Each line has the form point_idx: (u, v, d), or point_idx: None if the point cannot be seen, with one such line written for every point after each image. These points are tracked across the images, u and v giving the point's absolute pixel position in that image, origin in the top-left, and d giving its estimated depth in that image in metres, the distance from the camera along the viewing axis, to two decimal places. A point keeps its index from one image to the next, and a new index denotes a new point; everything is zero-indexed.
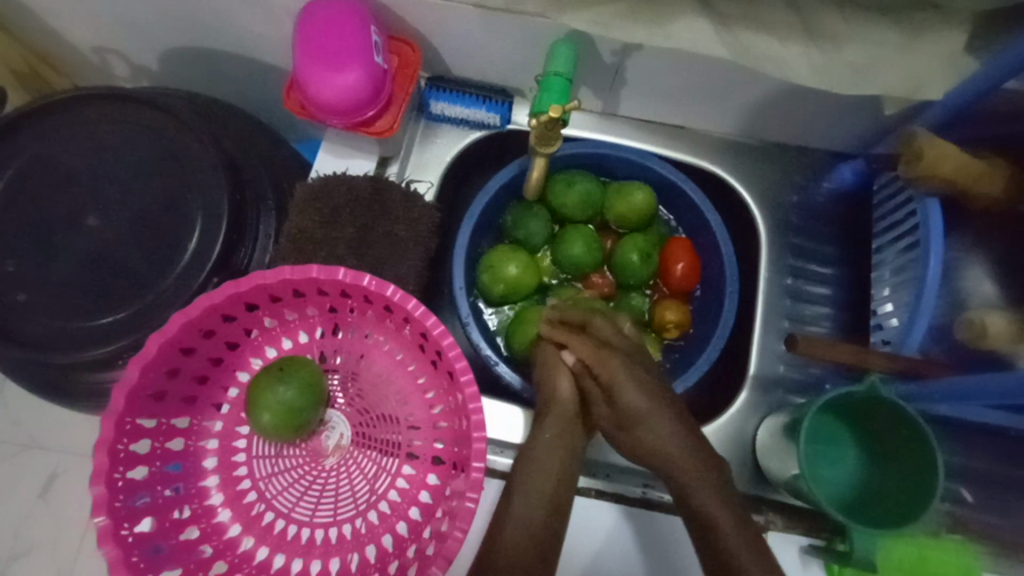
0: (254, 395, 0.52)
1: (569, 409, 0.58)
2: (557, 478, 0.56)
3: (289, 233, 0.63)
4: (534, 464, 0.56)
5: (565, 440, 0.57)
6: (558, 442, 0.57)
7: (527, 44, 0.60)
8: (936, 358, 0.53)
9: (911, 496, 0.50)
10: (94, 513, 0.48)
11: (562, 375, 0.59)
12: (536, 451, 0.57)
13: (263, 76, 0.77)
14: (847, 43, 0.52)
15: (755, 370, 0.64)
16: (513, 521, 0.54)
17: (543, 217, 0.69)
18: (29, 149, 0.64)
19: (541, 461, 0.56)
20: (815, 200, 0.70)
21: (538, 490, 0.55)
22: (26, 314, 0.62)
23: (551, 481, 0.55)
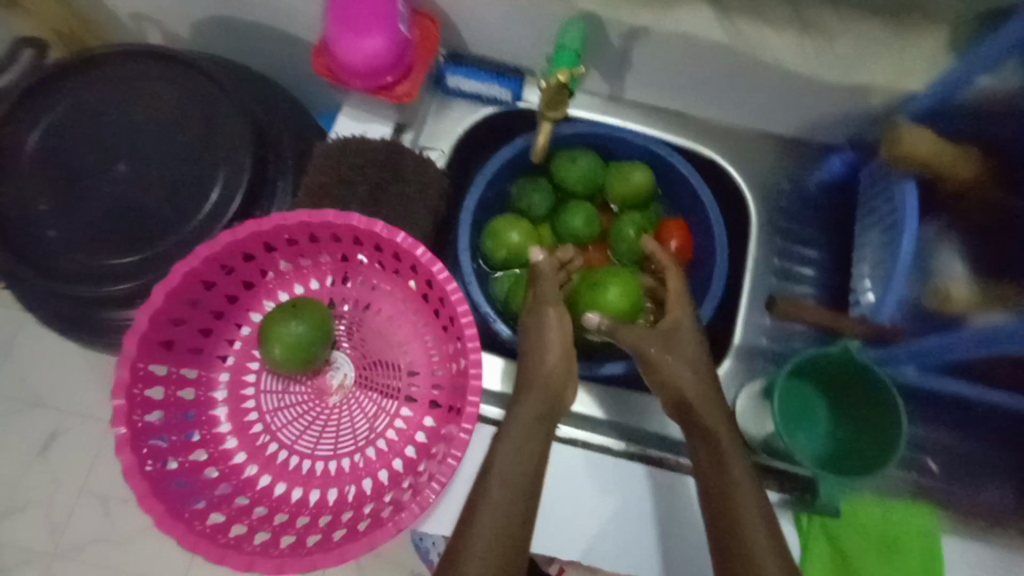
0: (266, 327, 0.56)
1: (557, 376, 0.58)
2: (530, 467, 0.53)
3: (309, 188, 0.68)
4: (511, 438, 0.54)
5: (537, 426, 0.56)
6: (530, 428, 0.55)
7: (542, 24, 0.65)
8: (903, 328, 0.57)
9: (879, 454, 0.54)
10: (114, 422, 0.52)
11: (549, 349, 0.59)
12: (513, 434, 0.55)
13: (289, 48, 0.81)
14: (837, 37, 0.56)
15: (739, 342, 0.68)
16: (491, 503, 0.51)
17: (546, 190, 0.73)
18: (68, 96, 0.68)
19: (517, 442, 0.54)
20: (807, 190, 0.74)
21: (515, 472, 0.53)
22: (56, 249, 0.65)
23: (526, 470, 0.53)
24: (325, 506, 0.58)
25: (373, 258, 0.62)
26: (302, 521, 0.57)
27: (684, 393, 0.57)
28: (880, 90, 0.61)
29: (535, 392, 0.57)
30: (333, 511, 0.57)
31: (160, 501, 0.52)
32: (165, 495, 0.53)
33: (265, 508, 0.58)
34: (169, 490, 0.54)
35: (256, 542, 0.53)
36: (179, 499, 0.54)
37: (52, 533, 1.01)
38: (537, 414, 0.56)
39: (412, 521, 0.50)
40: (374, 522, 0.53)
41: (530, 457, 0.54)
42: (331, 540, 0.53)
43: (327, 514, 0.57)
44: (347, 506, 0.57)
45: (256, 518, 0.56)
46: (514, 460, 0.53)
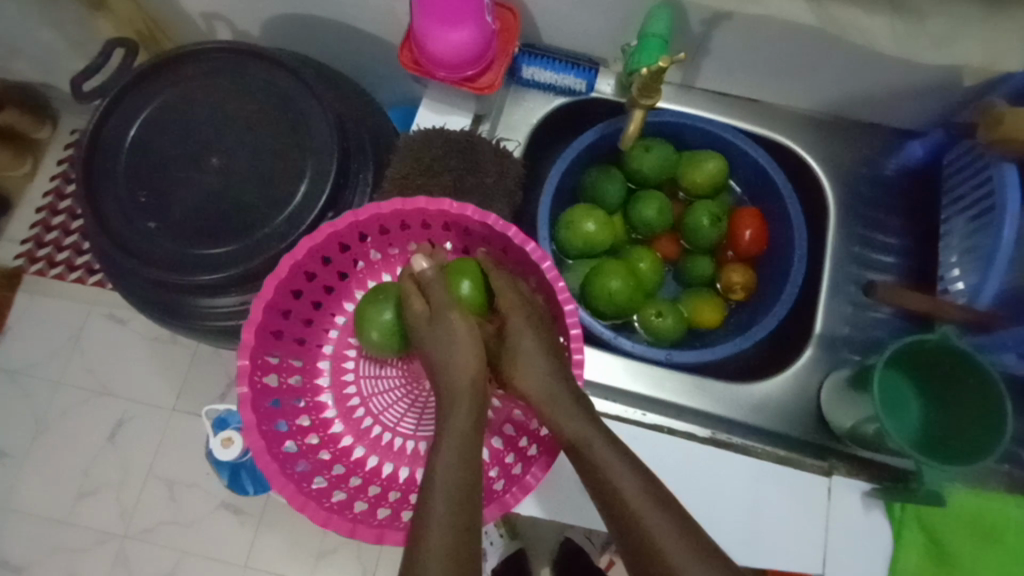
0: (364, 314, 0.60)
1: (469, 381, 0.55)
2: (469, 491, 0.48)
3: (392, 178, 0.69)
4: (448, 450, 0.50)
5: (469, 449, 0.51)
6: (460, 451, 0.50)
7: (621, 13, 0.65)
8: (1002, 315, 0.56)
9: (978, 440, 0.54)
10: (239, 380, 0.54)
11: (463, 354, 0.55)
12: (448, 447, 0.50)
13: (360, 43, 0.82)
14: (932, 17, 0.55)
15: (820, 329, 0.67)
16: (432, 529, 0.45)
17: (619, 180, 0.73)
18: (160, 93, 0.71)
19: (451, 455, 0.49)
20: (884, 175, 0.72)
21: (456, 486, 0.48)
22: (153, 239, 0.68)
23: (460, 501, 0.47)
24: (415, 483, 0.60)
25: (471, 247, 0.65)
26: (394, 496, 0.59)
27: (532, 389, 0.57)
28: (973, 72, 0.60)
29: (459, 399, 0.54)
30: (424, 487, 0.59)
31: (290, 481, 0.53)
32: (293, 475, 0.55)
33: (360, 478, 0.60)
34: (294, 471, 0.56)
35: (357, 510, 0.55)
36: (287, 461, 0.56)
37: (123, 514, 1.06)
38: (468, 425, 0.52)
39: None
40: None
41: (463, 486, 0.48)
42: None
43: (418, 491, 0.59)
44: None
45: (353, 487, 0.58)
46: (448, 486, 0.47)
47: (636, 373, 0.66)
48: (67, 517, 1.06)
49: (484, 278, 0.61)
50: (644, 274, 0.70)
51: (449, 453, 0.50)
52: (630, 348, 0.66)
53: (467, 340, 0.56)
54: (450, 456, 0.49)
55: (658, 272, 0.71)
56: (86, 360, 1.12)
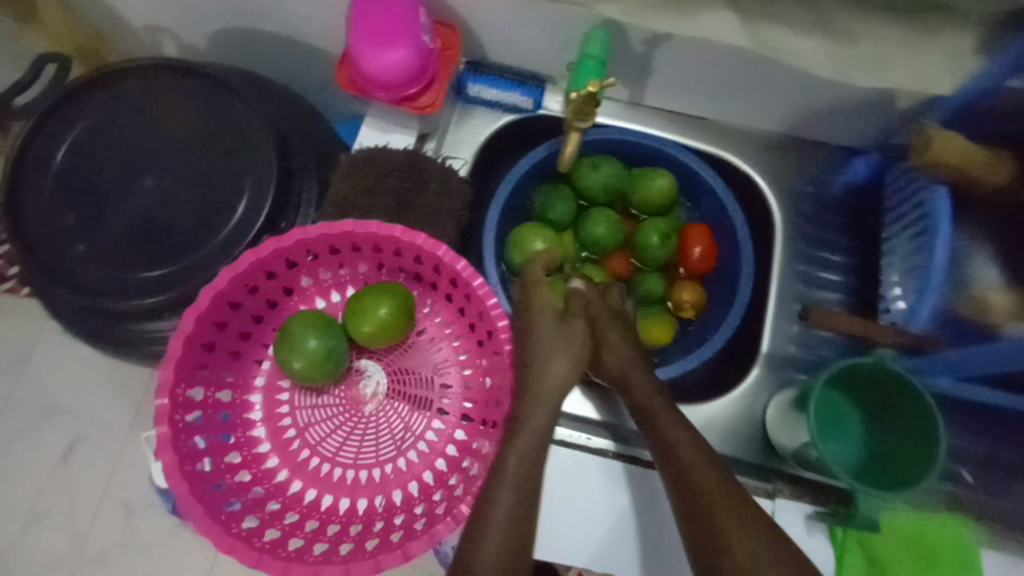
0: (287, 339, 0.56)
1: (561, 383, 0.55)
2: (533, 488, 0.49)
3: (334, 199, 0.68)
4: (527, 440, 0.52)
5: (538, 449, 0.51)
6: (529, 451, 0.51)
7: (562, 32, 0.64)
8: (935, 336, 0.57)
9: (914, 462, 0.54)
10: (156, 422, 0.52)
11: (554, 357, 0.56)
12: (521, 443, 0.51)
13: (305, 57, 0.80)
14: (864, 41, 0.53)
15: (767, 349, 0.68)
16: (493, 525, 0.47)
17: (568, 198, 0.72)
18: (90, 112, 0.69)
19: (525, 446, 0.51)
20: (830, 193, 0.73)
21: (526, 481, 0.49)
22: (83, 264, 0.66)
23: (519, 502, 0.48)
24: (356, 515, 0.59)
25: (411, 271, 0.63)
26: (334, 529, 0.58)
27: (624, 373, 0.58)
28: (908, 94, 0.60)
29: (542, 400, 0.54)
30: (363, 520, 0.58)
31: (217, 524, 0.52)
32: (221, 516, 0.53)
33: (296, 514, 0.58)
34: (223, 512, 0.54)
35: (293, 548, 0.54)
36: (216, 502, 0.54)
37: (76, 540, 0.98)
38: (542, 420, 0.53)
39: (448, 533, 0.51)
40: (410, 533, 0.53)
41: (526, 486, 0.49)
42: (366, 549, 0.53)
43: (358, 523, 0.58)
44: (378, 516, 0.58)
45: (288, 524, 0.57)
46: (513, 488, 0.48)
47: (600, 400, 0.67)
48: (16, 546, 0.99)
49: (403, 302, 0.58)
50: None
51: (525, 446, 0.51)
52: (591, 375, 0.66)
53: (565, 344, 0.57)
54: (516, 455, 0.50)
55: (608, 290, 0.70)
56: (24, 381, 1.04)
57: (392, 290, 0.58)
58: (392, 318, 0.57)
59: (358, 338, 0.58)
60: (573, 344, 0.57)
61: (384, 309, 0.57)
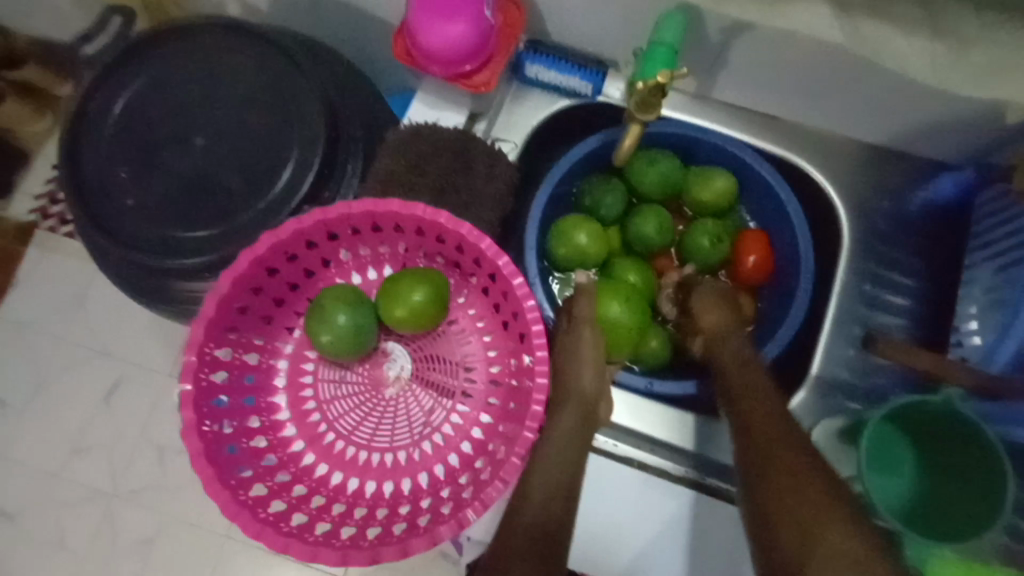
0: (319, 312, 0.56)
1: (587, 392, 0.59)
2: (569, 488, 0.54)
3: (378, 172, 0.66)
4: (559, 436, 0.57)
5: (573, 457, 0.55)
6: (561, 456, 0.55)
7: (633, 14, 0.60)
8: (1016, 381, 0.51)
9: (972, 513, 0.51)
10: (183, 377, 0.53)
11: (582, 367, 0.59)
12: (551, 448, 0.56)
13: (363, 25, 0.78)
14: (975, 43, 0.48)
15: (818, 372, 0.63)
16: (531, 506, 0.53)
17: (619, 191, 0.69)
18: (151, 66, 0.69)
19: (554, 444, 0.56)
20: (907, 210, 0.66)
21: (555, 473, 0.54)
22: (132, 216, 0.67)
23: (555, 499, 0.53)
24: (362, 497, 0.59)
25: (450, 258, 0.61)
26: (338, 509, 0.58)
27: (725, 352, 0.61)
28: (1017, 109, 0.54)
29: (569, 402, 0.58)
30: (369, 504, 0.58)
31: (225, 488, 0.52)
32: (231, 481, 0.54)
33: (304, 487, 0.59)
34: (233, 475, 0.55)
35: (294, 524, 0.54)
36: (229, 465, 0.55)
37: (112, 475, 1.03)
38: (573, 427, 0.57)
39: (448, 536, 0.49)
40: (411, 529, 0.52)
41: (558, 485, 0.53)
42: (365, 538, 0.53)
43: (363, 506, 0.58)
44: (383, 503, 0.58)
45: (295, 497, 0.57)
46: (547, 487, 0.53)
47: (637, 411, 0.63)
48: (59, 472, 1.04)
49: (438, 289, 0.57)
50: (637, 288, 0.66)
51: (557, 446, 0.56)
52: (641, 385, 0.63)
53: (589, 351, 0.59)
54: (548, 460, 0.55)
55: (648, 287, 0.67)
56: (75, 320, 1.08)
57: (428, 276, 0.57)
58: (424, 306, 0.56)
59: (388, 321, 0.57)
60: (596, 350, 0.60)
61: (418, 295, 0.56)
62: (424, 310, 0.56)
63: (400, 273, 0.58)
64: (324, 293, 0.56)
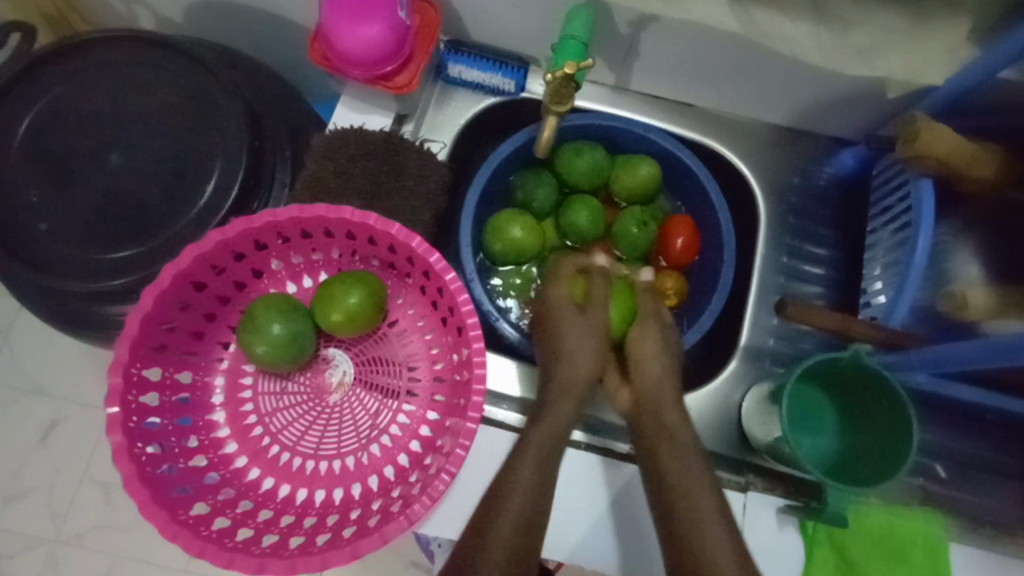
0: (249, 322, 0.55)
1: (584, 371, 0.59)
2: (548, 476, 0.54)
3: (306, 179, 0.65)
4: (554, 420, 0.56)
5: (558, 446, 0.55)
6: (549, 440, 0.55)
7: (547, 11, 0.62)
8: (915, 333, 0.56)
9: (885, 463, 0.54)
10: (108, 401, 0.51)
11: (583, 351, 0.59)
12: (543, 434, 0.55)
13: (283, 32, 0.77)
14: (854, 27, 0.52)
15: (745, 342, 0.66)
16: (518, 491, 0.52)
17: (550, 184, 0.70)
18: (56, 84, 0.66)
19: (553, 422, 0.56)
20: (816, 184, 0.72)
21: (550, 457, 0.54)
22: (47, 242, 0.64)
23: (541, 495, 0.53)
24: (311, 506, 0.58)
25: (385, 260, 0.62)
26: (287, 520, 0.57)
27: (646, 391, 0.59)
28: (898, 85, 0.59)
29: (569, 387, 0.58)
30: (319, 513, 0.57)
31: (162, 509, 0.51)
32: (167, 502, 0.52)
33: (250, 502, 0.57)
34: (170, 497, 0.53)
35: (240, 539, 0.53)
36: (166, 486, 0.53)
37: (54, 518, 0.97)
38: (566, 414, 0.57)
39: (397, 534, 0.50)
40: (361, 531, 0.52)
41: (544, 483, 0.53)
42: (314, 545, 0.52)
43: (313, 516, 0.57)
44: (333, 510, 0.57)
45: (240, 512, 0.56)
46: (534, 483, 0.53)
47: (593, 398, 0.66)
48: None
49: (376, 290, 0.57)
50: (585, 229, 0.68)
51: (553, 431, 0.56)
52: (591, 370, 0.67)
53: (593, 332, 0.60)
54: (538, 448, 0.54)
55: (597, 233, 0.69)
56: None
57: (364, 277, 0.57)
58: (362, 308, 0.56)
59: (325, 326, 0.57)
60: (592, 331, 0.60)
61: (354, 298, 0.56)
62: (362, 313, 0.56)
63: (335, 277, 0.58)
64: (253, 305, 0.55)
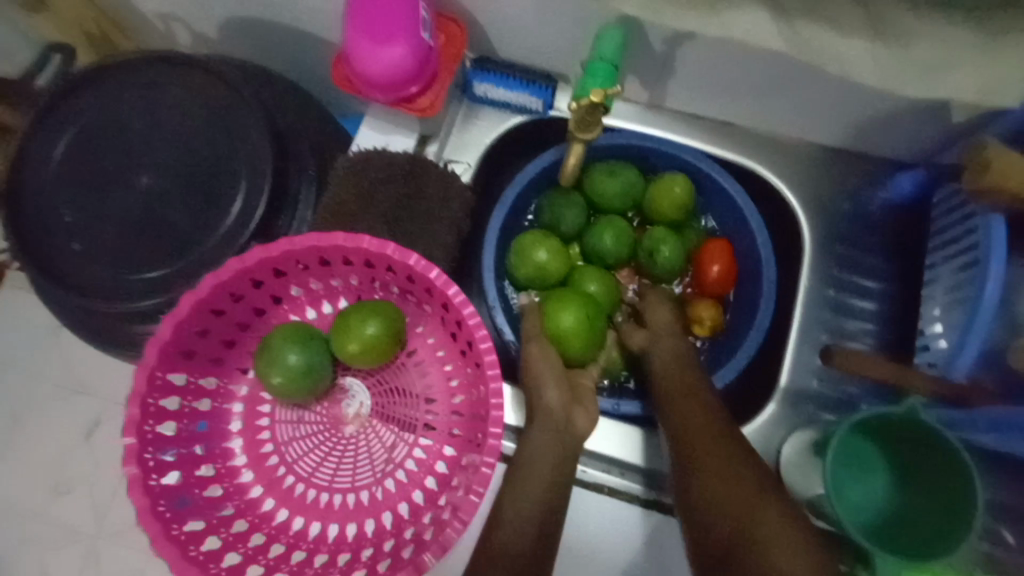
0: (266, 352, 0.54)
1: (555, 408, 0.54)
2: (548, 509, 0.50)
3: (328, 204, 0.64)
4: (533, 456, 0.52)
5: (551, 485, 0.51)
6: (533, 478, 0.51)
7: (577, 28, 0.59)
8: (982, 385, 0.51)
9: (943, 531, 0.49)
10: (125, 432, 0.52)
11: (547, 384, 0.55)
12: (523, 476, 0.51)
13: (311, 50, 0.77)
14: (919, 44, 0.46)
15: (785, 382, 0.62)
16: (507, 526, 0.49)
17: (579, 207, 0.67)
18: (91, 106, 0.67)
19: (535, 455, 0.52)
20: (868, 210, 0.66)
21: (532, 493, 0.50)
22: (81, 262, 0.65)
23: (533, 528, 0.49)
24: (323, 542, 0.57)
25: (404, 287, 0.60)
26: (298, 556, 0.56)
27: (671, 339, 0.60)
28: (966, 106, 0.53)
29: (544, 420, 0.53)
30: (331, 549, 0.56)
31: (173, 545, 0.51)
32: (179, 536, 0.52)
33: (263, 535, 0.57)
34: (183, 530, 0.53)
35: None
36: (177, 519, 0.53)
37: (95, 515, 0.95)
38: (550, 452, 0.52)
39: None
40: None
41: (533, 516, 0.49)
42: None
43: (324, 553, 0.56)
44: (345, 547, 0.56)
45: (251, 547, 0.56)
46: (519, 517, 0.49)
47: (609, 435, 0.61)
48: (40, 517, 0.95)
49: (393, 321, 0.56)
50: (610, 253, 0.65)
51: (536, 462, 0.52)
52: (608, 407, 0.62)
53: (547, 367, 0.55)
54: (526, 483, 0.51)
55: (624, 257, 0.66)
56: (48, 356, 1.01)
57: (382, 307, 0.55)
58: (378, 339, 0.54)
59: (342, 357, 0.55)
60: (552, 365, 0.55)
61: (371, 328, 0.54)
62: (378, 345, 0.55)
63: (352, 306, 0.57)
64: (268, 335, 0.55)
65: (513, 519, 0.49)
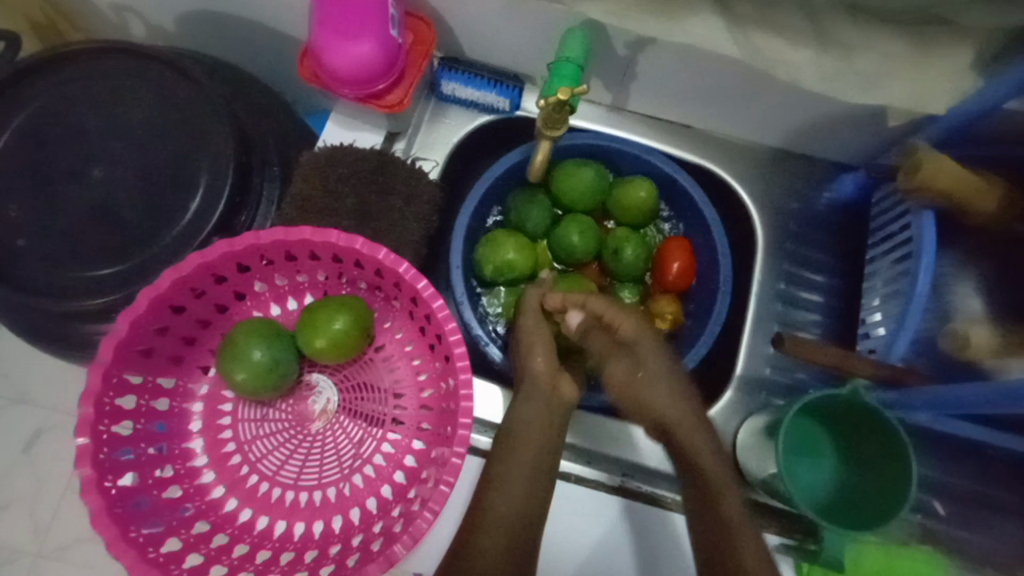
0: (230, 348, 0.53)
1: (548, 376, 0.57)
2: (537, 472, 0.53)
3: (293, 199, 0.63)
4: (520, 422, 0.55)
5: (536, 457, 0.53)
6: (523, 444, 0.54)
7: (543, 31, 0.60)
8: (917, 368, 0.55)
9: (885, 504, 0.53)
10: (78, 432, 0.49)
11: (537, 355, 0.57)
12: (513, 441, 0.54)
13: (275, 45, 0.76)
14: (859, 54, 0.50)
15: (741, 371, 0.65)
16: (497, 490, 0.52)
17: (545, 205, 0.69)
18: (38, 97, 0.65)
19: (523, 422, 0.55)
20: (816, 209, 0.70)
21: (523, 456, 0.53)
22: (26, 259, 0.62)
23: (523, 490, 0.52)
24: (290, 541, 0.56)
25: (372, 282, 0.60)
26: (263, 556, 0.55)
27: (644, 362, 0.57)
28: (900, 112, 0.58)
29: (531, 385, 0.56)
30: (298, 547, 0.56)
31: (131, 547, 0.49)
32: (138, 538, 0.51)
33: (226, 535, 0.56)
34: (141, 533, 0.52)
35: None
36: (135, 521, 0.51)
37: (36, 531, 0.89)
38: (538, 421, 0.55)
39: (375, 575, 0.48)
40: (339, 571, 0.50)
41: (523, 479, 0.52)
42: None
43: (291, 551, 0.55)
44: (312, 544, 0.56)
45: (214, 548, 0.54)
46: (509, 481, 0.52)
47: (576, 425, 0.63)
48: None
49: (362, 315, 0.55)
50: (575, 249, 0.67)
51: (525, 427, 0.55)
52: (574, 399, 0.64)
53: (536, 337, 0.58)
54: (516, 449, 0.54)
55: (590, 253, 0.68)
56: None
57: (351, 302, 0.55)
58: (347, 334, 0.54)
59: (309, 352, 0.55)
60: (543, 336, 0.58)
61: (341, 323, 0.54)
62: (346, 340, 0.54)
63: (319, 302, 0.56)
64: (233, 330, 0.54)
65: (503, 484, 0.52)
